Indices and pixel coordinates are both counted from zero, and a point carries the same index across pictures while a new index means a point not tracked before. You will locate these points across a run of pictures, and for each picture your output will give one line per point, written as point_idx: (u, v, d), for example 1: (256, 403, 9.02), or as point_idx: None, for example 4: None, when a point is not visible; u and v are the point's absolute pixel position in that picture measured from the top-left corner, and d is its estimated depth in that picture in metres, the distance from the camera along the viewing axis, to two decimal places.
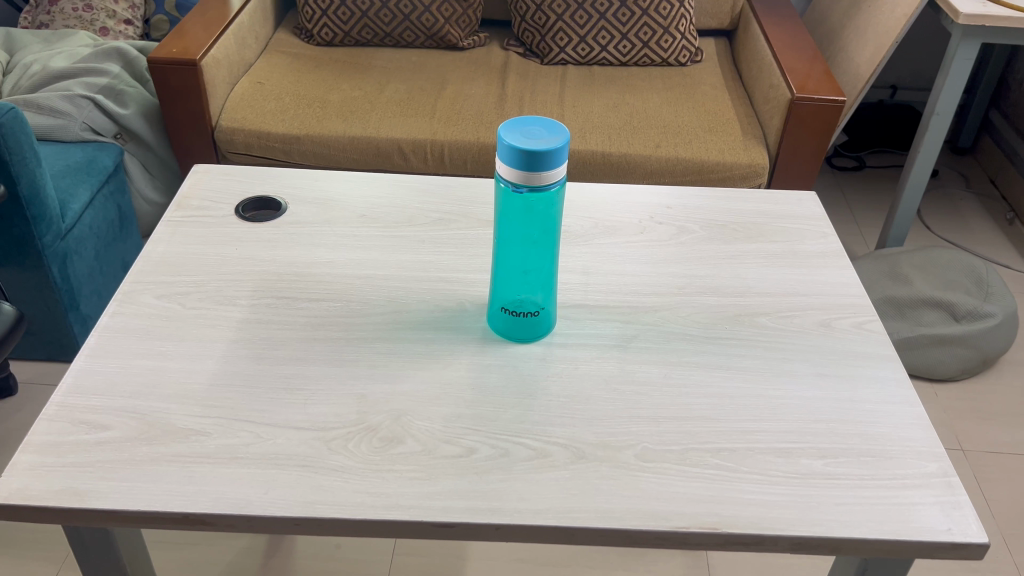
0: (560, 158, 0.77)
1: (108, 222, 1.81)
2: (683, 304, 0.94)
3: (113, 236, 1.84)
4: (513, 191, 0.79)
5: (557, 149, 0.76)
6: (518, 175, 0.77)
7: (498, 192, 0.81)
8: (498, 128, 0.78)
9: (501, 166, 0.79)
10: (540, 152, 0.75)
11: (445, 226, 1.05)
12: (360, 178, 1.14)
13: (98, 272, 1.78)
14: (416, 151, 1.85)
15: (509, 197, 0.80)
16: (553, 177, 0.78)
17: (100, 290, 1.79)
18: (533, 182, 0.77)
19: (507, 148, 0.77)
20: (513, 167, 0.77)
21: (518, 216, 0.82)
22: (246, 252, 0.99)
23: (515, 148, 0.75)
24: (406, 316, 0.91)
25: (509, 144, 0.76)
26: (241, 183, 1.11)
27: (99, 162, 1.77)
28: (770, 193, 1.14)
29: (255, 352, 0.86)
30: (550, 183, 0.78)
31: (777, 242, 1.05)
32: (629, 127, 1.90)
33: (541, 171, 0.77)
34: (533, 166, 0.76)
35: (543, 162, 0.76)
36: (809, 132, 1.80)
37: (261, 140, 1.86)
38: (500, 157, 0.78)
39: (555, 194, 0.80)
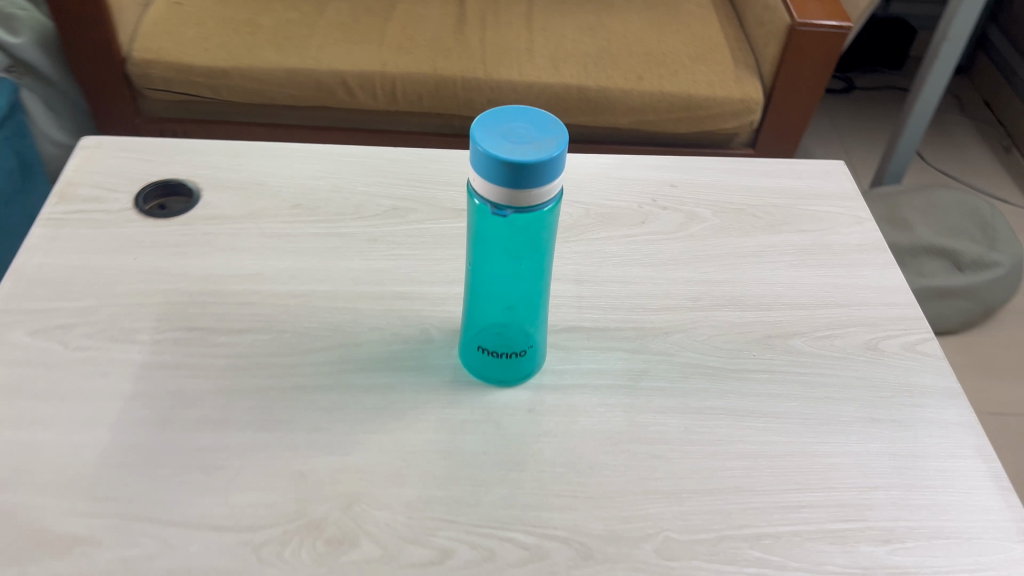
0: (556, 170, 0.57)
1: (6, 173, 1.51)
2: (699, 323, 0.76)
3: (15, 189, 1.55)
4: (490, 211, 0.59)
5: (553, 160, 0.56)
6: (499, 193, 0.57)
7: (470, 211, 0.61)
8: (471, 127, 0.57)
9: (474, 178, 0.58)
10: (530, 165, 0.55)
11: (400, 219, 0.85)
12: (294, 152, 0.92)
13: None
14: (363, 86, 1.60)
15: (485, 216, 0.60)
16: (546, 195, 0.57)
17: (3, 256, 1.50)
18: (519, 201, 0.57)
19: (483, 156, 0.56)
20: (492, 182, 0.57)
21: (496, 237, 0.62)
22: (147, 262, 0.78)
23: (496, 160, 0.55)
24: (356, 353, 0.72)
25: (487, 151, 0.55)
26: (142, 162, 0.88)
27: None
28: (791, 163, 0.95)
29: (161, 414, 0.66)
30: (542, 202, 0.58)
31: (806, 231, 0.87)
32: (607, 56, 1.67)
33: (529, 189, 0.56)
34: (519, 183, 0.56)
35: (533, 177, 0.56)
36: (809, 63, 1.59)
37: (181, 75, 1.59)
38: (472, 165, 0.58)
39: (548, 214, 0.59)
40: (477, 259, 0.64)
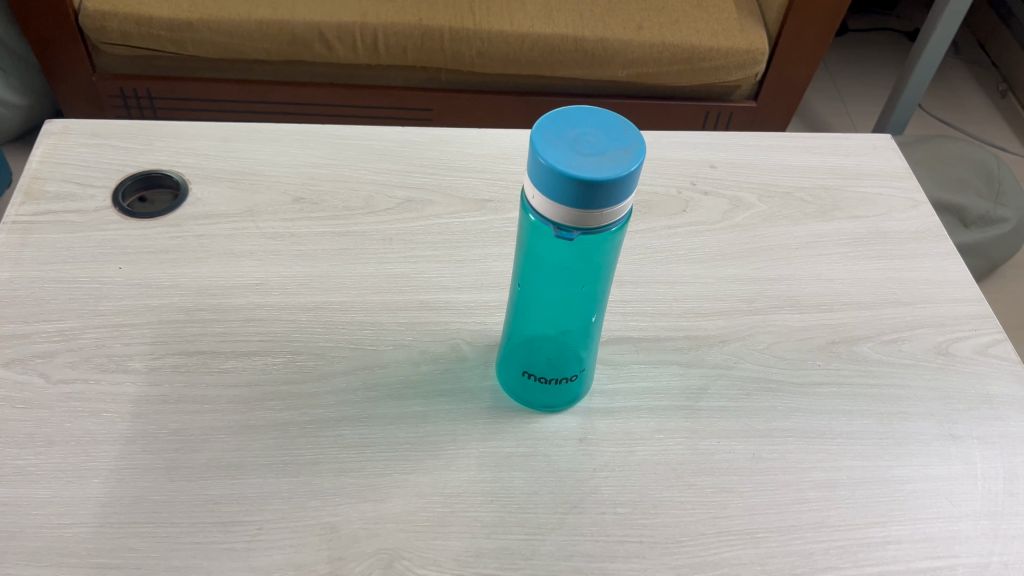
0: (629, 187, 0.49)
1: None
2: (757, 330, 0.69)
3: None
4: (551, 232, 0.51)
5: (631, 175, 0.48)
6: (565, 214, 0.49)
7: (522, 228, 0.53)
8: (530, 133, 0.49)
9: (533, 194, 0.50)
10: (605, 183, 0.47)
11: (417, 213, 0.76)
12: (291, 134, 0.82)
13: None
14: (342, 39, 1.46)
15: (540, 237, 0.52)
16: (618, 214, 0.49)
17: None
18: (589, 222, 0.49)
19: (548, 170, 0.48)
20: (556, 201, 0.48)
21: (549, 258, 0.53)
22: (135, 273, 0.68)
23: (564, 176, 0.47)
24: (381, 377, 0.64)
25: (554, 166, 0.47)
26: (118, 150, 0.78)
27: None
28: (834, 139, 0.88)
29: (165, 460, 0.58)
30: (613, 221, 0.49)
31: (858, 217, 0.80)
32: (603, 3, 1.54)
33: (599, 209, 0.48)
34: (590, 203, 0.48)
35: (607, 196, 0.48)
36: (819, 10, 1.48)
37: (142, 28, 1.44)
38: (530, 177, 0.50)
39: (612, 236, 0.51)
40: (526, 279, 0.56)
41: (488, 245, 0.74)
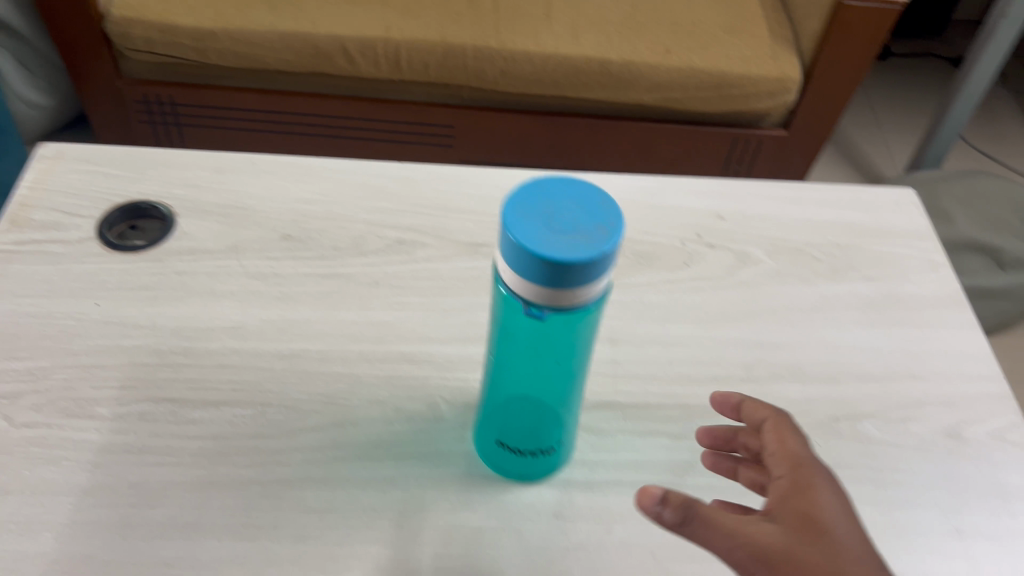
0: (605, 267, 0.45)
1: None
2: (754, 400, 0.65)
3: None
4: (521, 309, 0.48)
5: (604, 255, 0.44)
6: (534, 293, 0.46)
7: (495, 301, 0.50)
8: (502, 206, 0.46)
9: (504, 268, 0.47)
10: (575, 265, 0.44)
11: (407, 256, 0.74)
12: (286, 166, 0.80)
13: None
14: (364, 53, 1.38)
15: (511, 313, 0.49)
16: (592, 294, 0.46)
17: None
18: (560, 300, 0.46)
19: (516, 247, 0.45)
20: (526, 280, 0.45)
21: (522, 334, 0.50)
22: (112, 311, 0.66)
23: (530, 255, 0.44)
24: (353, 435, 0.61)
25: (521, 244, 0.44)
26: (108, 177, 0.76)
27: None
28: (851, 192, 0.84)
29: (121, 516, 0.56)
30: (587, 300, 0.46)
31: (873, 279, 0.75)
32: (632, 24, 1.45)
33: (570, 290, 0.45)
34: (559, 282, 0.45)
35: (577, 278, 0.44)
36: (857, 40, 1.40)
37: (165, 35, 1.36)
38: (500, 250, 0.47)
39: (587, 315, 0.48)
40: (500, 353, 0.53)
41: (477, 293, 0.71)
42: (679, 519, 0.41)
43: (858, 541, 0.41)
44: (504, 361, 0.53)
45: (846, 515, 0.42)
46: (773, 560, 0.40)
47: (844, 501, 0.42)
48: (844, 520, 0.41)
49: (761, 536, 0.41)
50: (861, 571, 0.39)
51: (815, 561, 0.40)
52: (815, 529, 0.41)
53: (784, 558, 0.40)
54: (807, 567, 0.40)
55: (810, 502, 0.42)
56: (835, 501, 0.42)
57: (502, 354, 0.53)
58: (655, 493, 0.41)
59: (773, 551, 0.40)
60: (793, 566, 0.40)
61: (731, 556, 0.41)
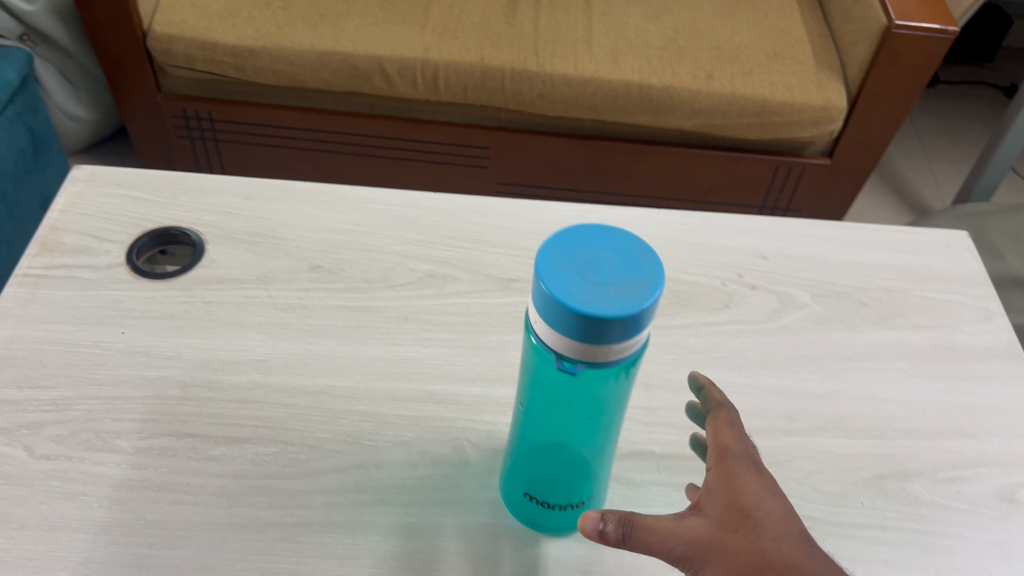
0: (643, 322, 0.43)
1: (18, 153, 1.30)
2: (796, 454, 0.62)
3: (26, 167, 1.32)
4: (553, 362, 0.46)
5: (642, 311, 0.42)
6: (567, 347, 0.43)
7: (527, 352, 0.48)
8: (536, 255, 0.44)
9: (537, 320, 0.45)
10: (612, 320, 0.41)
11: (438, 289, 0.72)
12: (318, 196, 0.80)
13: (6, 219, 1.27)
14: (402, 74, 1.37)
15: (543, 365, 0.47)
16: (629, 350, 0.44)
17: (12, 241, 1.28)
18: (594, 355, 0.43)
19: (550, 299, 0.42)
20: (560, 333, 0.43)
21: (554, 389, 0.48)
22: (137, 340, 0.66)
23: (563, 307, 0.42)
24: (376, 478, 0.59)
25: (555, 297, 0.42)
26: (141, 203, 0.76)
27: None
28: (896, 235, 0.81)
29: (137, 556, 0.54)
30: (622, 356, 0.44)
31: (922, 327, 0.72)
32: (674, 49, 1.43)
33: (606, 345, 0.43)
34: (593, 337, 0.42)
35: (614, 333, 0.42)
36: (906, 68, 1.36)
37: (206, 52, 1.36)
38: (534, 301, 0.45)
39: (623, 370, 0.45)
40: (531, 405, 0.51)
41: (508, 331, 0.69)
42: (623, 534, 0.42)
43: (783, 517, 0.42)
44: (535, 413, 0.51)
45: (770, 494, 0.43)
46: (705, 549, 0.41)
47: (767, 483, 0.44)
48: (769, 499, 0.43)
49: (694, 529, 0.42)
50: (777, 543, 0.41)
51: (742, 546, 0.41)
52: (740, 514, 0.42)
53: (715, 545, 0.41)
54: (735, 553, 0.40)
55: (730, 490, 0.43)
56: (759, 483, 0.44)
57: (533, 406, 0.51)
58: (595, 515, 0.43)
59: (704, 540, 0.41)
60: (721, 554, 0.41)
61: (668, 554, 0.42)
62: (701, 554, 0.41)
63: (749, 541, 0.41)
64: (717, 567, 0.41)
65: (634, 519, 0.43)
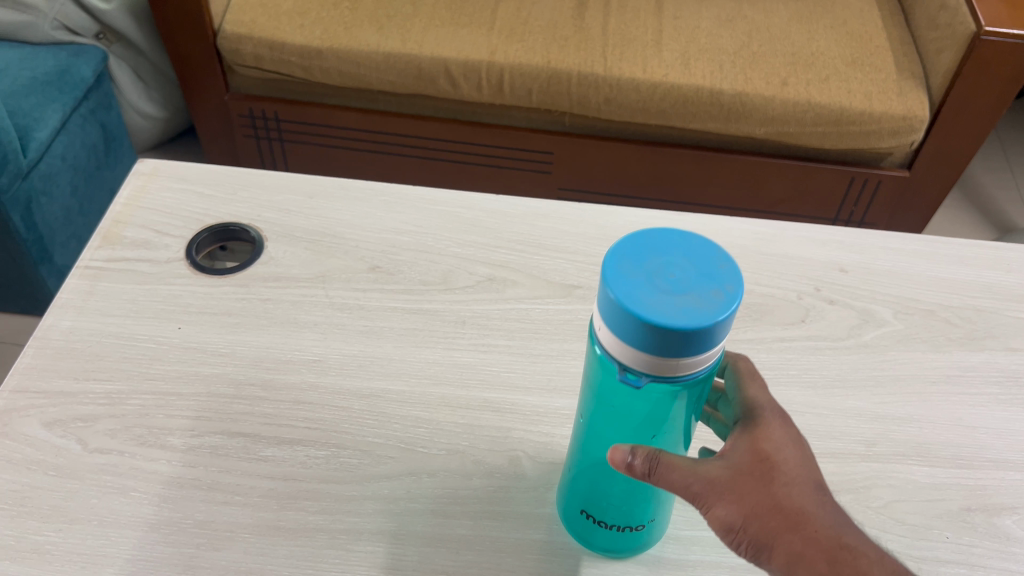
0: (717, 336, 0.40)
1: (90, 148, 1.32)
2: (876, 481, 0.58)
3: (97, 163, 1.35)
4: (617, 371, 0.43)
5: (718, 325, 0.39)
6: (635, 357, 0.40)
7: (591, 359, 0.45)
8: (604, 257, 0.41)
9: (600, 326, 0.42)
10: (682, 332, 0.38)
11: (497, 294, 0.70)
12: (379, 196, 0.78)
13: (77, 213, 1.29)
14: (468, 76, 1.35)
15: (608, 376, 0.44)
16: (701, 364, 0.41)
17: (81, 234, 1.30)
18: (663, 367, 0.40)
19: (617, 304, 0.40)
20: (626, 343, 0.40)
21: (616, 403, 0.45)
22: (193, 335, 0.65)
23: (632, 316, 0.39)
24: (429, 487, 0.57)
25: (623, 303, 0.39)
26: (202, 199, 0.76)
27: (75, 73, 1.28)
28: (987, 251, 0.76)
29: (184, 556, 0.52)
30: (693, 371, 0.41)
31: (1015, 349, 0.67)
32: (746, 54, 1.38)
33: (675, 357, 0.40)
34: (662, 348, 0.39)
35: (686, 347, 0.39)
36: (993, 78, 1.30)
37: (275, 52, 1.37)
38: (598, 306, 0.42)
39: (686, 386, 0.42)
40: (592, 420, 0.48)
41: (568, 339, 0.67)
42: (648, 470, 0.41)
43: (800, 464, 0.42)
44: (597, 429, 0.48)
45: (792, 442, 0.43)
46: (721, 490, 0.41)
47: (789, 433, 0.44)
48: (789, 447, 0.43)
49: (713, 471, 0.42)
50: (791, 490, 0.41)
51: (757, 489, 0.41)
52: (760, 459, 0.42)
53: (731, 487, 0.41)
54: (750, 496, 0.41)
55: (754, 435, 0.43)
56: (782, 430, 0.44)
57: (595, 421, 0.48)
58: (623, 452, 0.42)
59: (721, 481, 0.41)
60: (736, 495, 0.41)
61: (686, 490, 0.41)
62: (716, 492, 0.41)
63: (763, 486, 0.41)
64: (730, 506, 0.41)
65: (662, 455, 0.41)
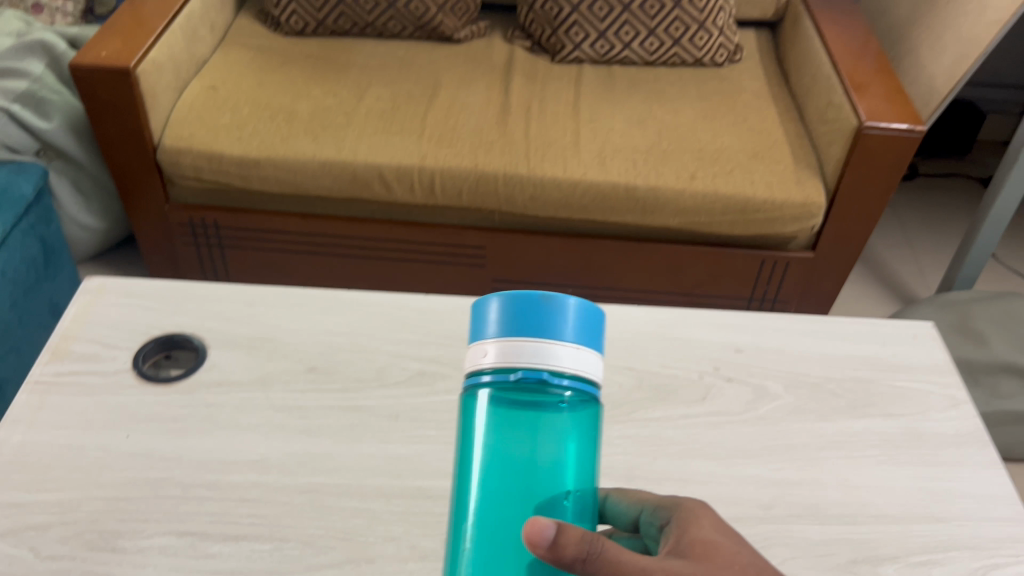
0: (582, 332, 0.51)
1: (29, 262, 1.35)
2: (774, 541, 0.64)
3: (37, 277, 1.38)
4: (511, 386, 0.49)
5: (589, 325, 0.52)
6: (528, 346, 0.49)
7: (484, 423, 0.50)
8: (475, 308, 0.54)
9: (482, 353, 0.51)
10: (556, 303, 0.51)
11: (428, 387, 0.76)
12: (315, 301, 0.84)
13: (15, 326, 1.31)
14: (401, 180, 1.43)
15: (501, 448, 0.49)
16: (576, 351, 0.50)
17: (19, 346, 1.32)
18: (555, 359, 0.49)
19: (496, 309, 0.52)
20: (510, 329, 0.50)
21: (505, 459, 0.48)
22: (140, 443, 0.69)
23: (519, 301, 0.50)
24: (367, 573, 0.61)
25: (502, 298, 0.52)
26: (148, 312, 0.81)
27: (14, 191, 1.32)
28: (867, 327, 0.85)
29: None
30: (581, 371, 0.50)
31: (892, 415, 0.75)
32: (657, 151, 1.49)
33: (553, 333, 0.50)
34: (549, 333, 0.50)
35: (557, 320, 0.50)
36: (879, 168, 1.42)
37: (214, 164, 1.43)
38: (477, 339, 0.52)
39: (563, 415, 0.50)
40: (478, 531, 0.47)
41: None
42: (585, 553, 0.41)
43: (736, 546, 0.47)
44: (487, 541, 0.47)
45: (723, 530, 0.48)
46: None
47: (719, 524, 0.48)
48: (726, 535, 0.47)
49: (684, 570, 0.43)
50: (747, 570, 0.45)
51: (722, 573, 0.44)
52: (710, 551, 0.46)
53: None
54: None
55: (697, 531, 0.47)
56: (712, 523, 0.48)
57: (482, 528, 0.47)
58: (553, 529, 0.40)
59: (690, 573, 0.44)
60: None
61: None
62: None
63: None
64: None
65: (597, 541, 0.41)
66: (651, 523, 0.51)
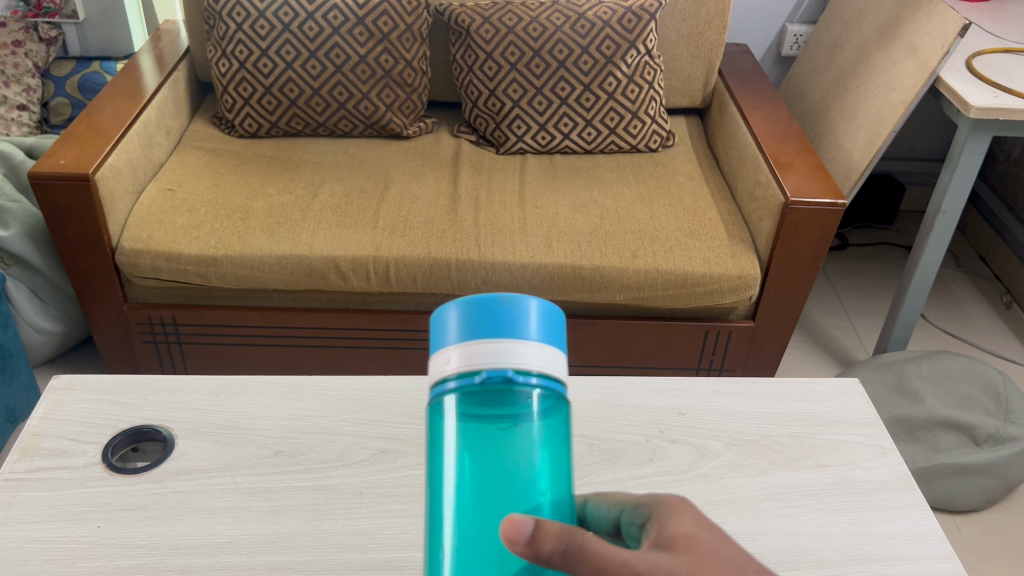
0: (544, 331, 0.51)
1: None
2: None
3: None
4: (478, 388, 0.48)
5: (549, 327, 0.51)
6: (492, 344, 0.48)
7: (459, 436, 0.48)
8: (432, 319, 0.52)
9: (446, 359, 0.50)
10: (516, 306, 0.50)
11: (390, 463, 0.80)
12: (277, 388, 0.88)
13: None
14: (357, 271, 1.48)
15: (476, 465, 0.47)
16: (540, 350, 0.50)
17: None
18: (521, 357, 0.49)
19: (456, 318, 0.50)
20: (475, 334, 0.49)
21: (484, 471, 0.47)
22: (111, 532, 0.71)
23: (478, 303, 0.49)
24: None
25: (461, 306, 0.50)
26: (116, 406, 0.84)
27: None
28: (797, 386, 0.91)
29: None
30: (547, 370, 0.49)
31: (824, 466, 0.81)
32: (600, 233, 1.57)
33: (518, 335, 0.49)
34: (513, 332, 0.49)
35: (518, 321, 0.50)
36: (808, 240, 1.52)
37: (172, 263, 1.46)
38: (442, 346, 0.50)
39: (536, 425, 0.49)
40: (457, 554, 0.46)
41: None
42: (562, 549, 0.40)
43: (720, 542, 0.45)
44: (464, 574, 0.46)
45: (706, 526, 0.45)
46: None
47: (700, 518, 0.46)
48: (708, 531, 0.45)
49: (661, 564, 0.42)
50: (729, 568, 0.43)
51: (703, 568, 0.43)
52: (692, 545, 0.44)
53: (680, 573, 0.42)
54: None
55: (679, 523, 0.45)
56: (693, 518, 0.46)
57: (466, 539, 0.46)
58: (528, 524, 0.40)
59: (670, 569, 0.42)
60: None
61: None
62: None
63: None
64: None
65: (576, 533, 0.41)
66: (632, 523, 0.48)
